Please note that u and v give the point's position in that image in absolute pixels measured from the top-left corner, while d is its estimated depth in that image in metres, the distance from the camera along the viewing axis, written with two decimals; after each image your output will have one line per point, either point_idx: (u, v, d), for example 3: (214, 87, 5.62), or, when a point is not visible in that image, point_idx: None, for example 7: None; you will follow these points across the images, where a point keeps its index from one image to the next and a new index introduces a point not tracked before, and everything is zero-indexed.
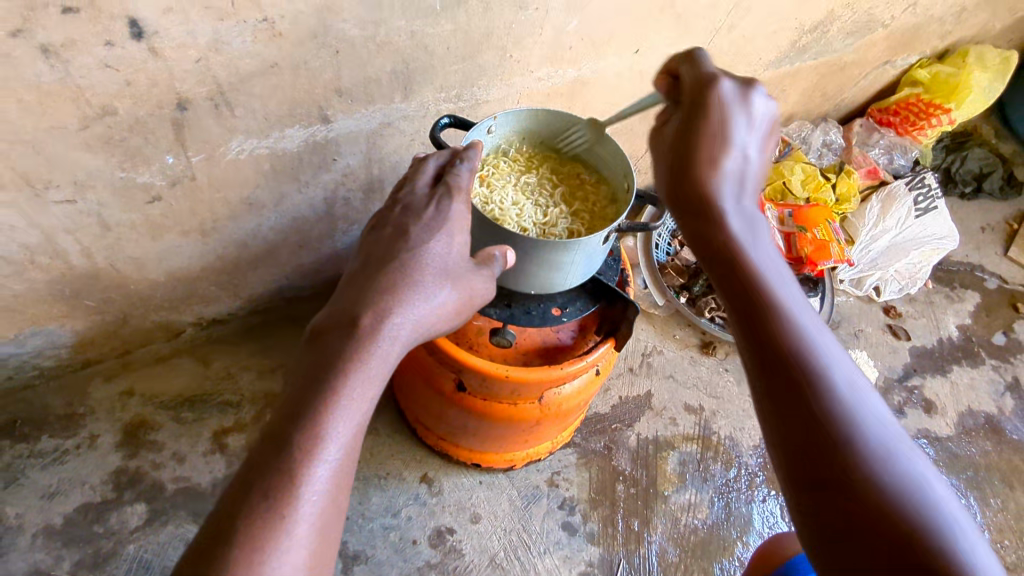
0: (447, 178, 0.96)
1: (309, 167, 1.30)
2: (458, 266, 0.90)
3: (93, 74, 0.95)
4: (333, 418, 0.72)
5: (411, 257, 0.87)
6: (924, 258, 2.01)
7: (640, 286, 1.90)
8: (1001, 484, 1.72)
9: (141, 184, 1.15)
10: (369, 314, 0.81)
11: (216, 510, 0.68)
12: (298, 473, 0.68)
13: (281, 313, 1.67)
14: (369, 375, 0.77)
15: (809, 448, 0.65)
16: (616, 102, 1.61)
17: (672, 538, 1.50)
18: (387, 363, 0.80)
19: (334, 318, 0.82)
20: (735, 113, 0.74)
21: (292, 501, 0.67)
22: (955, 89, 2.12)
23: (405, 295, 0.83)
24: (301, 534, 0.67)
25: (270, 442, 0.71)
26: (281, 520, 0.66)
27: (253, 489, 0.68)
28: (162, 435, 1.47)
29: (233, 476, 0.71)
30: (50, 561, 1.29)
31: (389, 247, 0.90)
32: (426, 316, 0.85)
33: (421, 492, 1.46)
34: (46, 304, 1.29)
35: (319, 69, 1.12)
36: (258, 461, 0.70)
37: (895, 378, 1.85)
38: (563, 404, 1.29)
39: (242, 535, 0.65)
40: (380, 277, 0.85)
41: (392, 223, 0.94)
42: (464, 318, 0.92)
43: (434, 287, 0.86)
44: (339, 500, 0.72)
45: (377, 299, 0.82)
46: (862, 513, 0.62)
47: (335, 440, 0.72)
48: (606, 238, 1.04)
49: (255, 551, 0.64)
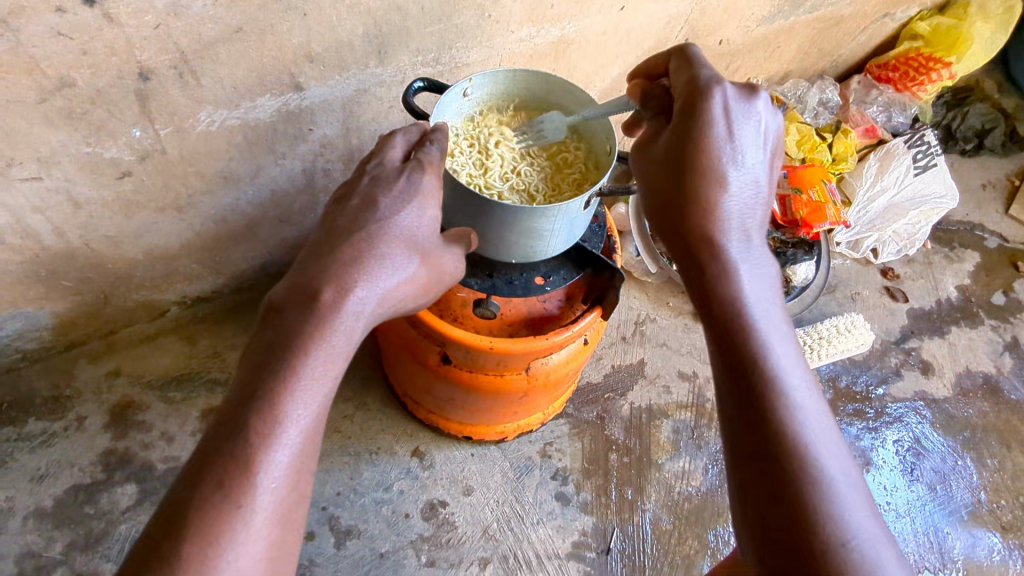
0: (418, 154, 0.91)
1: (285, 137, 1.26)
2: (427, 241, 0.86)
3: (46, 43, 0.90)
4: (291, 402, 0.70)
5: (379, 227, 0.82)
6: (924, 217, 1.96)
7: (631, 253, 1.83)
8: (998, 444, 1.71)
9: (108, 160, 1.11)
10: (331, 288, 0.76)
11: (167, 502, 0.66)
12: (254, 462, 0.66)
13: (266, 290, 1.65)
14: (329, 357, 0.74)
15: (750, 437, 0.71)
16: (603, 63, 1.55)
17: (666, 505, 1.50)
18: (350, 341, 0.77)
19: (293, 291, 0.77)
20: (734, 131, 0.81)
21: (248, 492, 0.65)
22: (957, 40, 2.06)
23: (369, 269, 0.79)
24: (260, 525, 0.65)
25: (223, 430, 0.68)
26: (236, 510, 0.64)
27: (208, 478, 0.65)
28: (151, 415, 1.45)
29: (186, 465, 0.68)
30: (42, 542, 1.29)
31: (355, 215, 0.84)
32: (391, 291, 0.81)
33: (412, 466, 1.45)
34: (22, 286, 1.26)
35: (287, 33, 1.07)
36: (213, 447, 0.67)
37: (892, 341, 1.83)
38: (550, 375, 1.26)
39: (194, 528, 0.63)
40: (342, 249, 0.79)
41: (360, 191, 0.87)
42: (432, 294, 0.89)
43: (402, 262, 0.82)
44: (300, 486, 0.70)
45: (339, 272, 0.77)
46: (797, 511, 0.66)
47: (295, 424, 0.70)
48: (587, 204, 1.01)
49: (209, 543, 0.63)
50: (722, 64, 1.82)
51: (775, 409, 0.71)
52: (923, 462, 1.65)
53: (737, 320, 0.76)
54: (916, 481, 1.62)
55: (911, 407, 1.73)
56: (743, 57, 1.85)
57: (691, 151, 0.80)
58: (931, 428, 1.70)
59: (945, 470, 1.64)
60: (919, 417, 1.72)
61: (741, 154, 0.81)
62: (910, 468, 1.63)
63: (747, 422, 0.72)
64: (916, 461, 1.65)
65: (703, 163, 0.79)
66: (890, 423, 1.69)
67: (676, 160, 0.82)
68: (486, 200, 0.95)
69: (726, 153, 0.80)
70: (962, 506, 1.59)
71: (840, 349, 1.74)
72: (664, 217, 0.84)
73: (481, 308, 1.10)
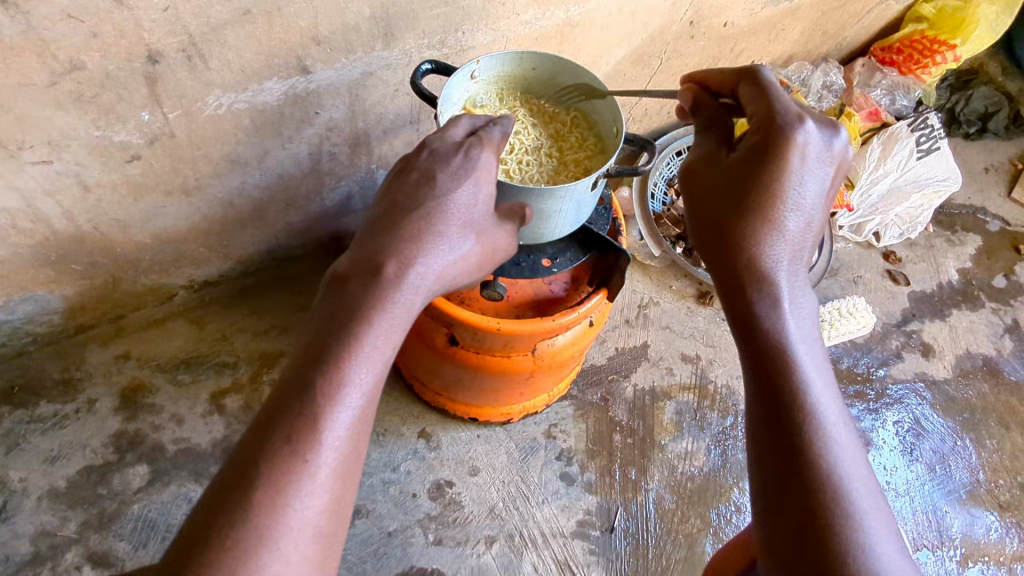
0: (479, 131, 0.89)
1: (291, 121, 1.27)
2: (483, 217, 0.86)
3: (57, 26, 0.91)
4: (355, 366, 0.72)
5: (438, 204, 0.82)
6: (926, 200, 1.98)
7: (635, 237, 1.83)
8: (996, 425, 1.73)
9: (118, 144, 1.12)
10: (393, 262, 0.78)
11: (236, 454, 0.69)
12: (321, 421, 0.69)
13: (272, 274, 1.65)
14: (391, 326, 0.75)
15: (779, 476, 0.75)
16: (608, 46, 1.55)
17: (669, 485, 1.52)
18: (409, 314, 0.78)
19: (357, 263, 0.79)
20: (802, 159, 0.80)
21: (314, 448, 0.68)
22: (962, 23, 2.04)
23: (429, 244, 0.80)
24: (323, 479, 0.68)
25: (291, 390, 0.70)
26: (303, 465, 0.67)
27: (276, 434, 0.68)
28: (161, 398, 1.47)
29: (255, 420, 0.71)
30: (56, 522, 1.31)
31: (414, 191, 0.84)
32: (449, 267, 0.82)
33: (419, 447, 1.47)
34: (33, 269, 1.28)
35: (295, 15, 1.07)
36: (281, 405, 0.70)
37: (893, 324, 1.84)
38: (556, 356, 1.28)
39: (266, 477, 0.65)
40: (403, 225, 0.81)
41: (419, 167, 0.87)
42: (485, 271, 0.90)
43: (458, 240, 0.83)
44: (360, 447, 0.72)
45: (401, 246, 0.79)
46: (819, 546, 0.70)
47: (358, 387, 0.71)
48: (595, 184, 1.01)
49: (278, 493, 0.65)
50: (727, 46, 1.82)
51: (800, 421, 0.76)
52: (923, 443, 1.67)
53: (779, 357, 0.78)
54: (915, 461, 1.64)
55: (911, 388, 1.75)
56: (748, 41, 1.85)
57: (762, 175, 0.80)
58: (931, 409, 1.72)
59: (944, 450, 1.67)
60: (919, 399, 1.73)
61: (796, 185, 0.81)
62: (910, 449, 1.65)
63: (778, 452, 0.76)
64: (916, 442, 1.67)
65: (758, 205, 0.80)
66: (891, 404, 1.71)
67: (737, 181, 0.83)
68: (496, 181, 0.96)
69: (794, 181, 0.80)
70: (960, 486, 1.62)
71: (841, 332, 1.76)
72: (708, 231, 0.86)
73: (487, 290, 1.13)
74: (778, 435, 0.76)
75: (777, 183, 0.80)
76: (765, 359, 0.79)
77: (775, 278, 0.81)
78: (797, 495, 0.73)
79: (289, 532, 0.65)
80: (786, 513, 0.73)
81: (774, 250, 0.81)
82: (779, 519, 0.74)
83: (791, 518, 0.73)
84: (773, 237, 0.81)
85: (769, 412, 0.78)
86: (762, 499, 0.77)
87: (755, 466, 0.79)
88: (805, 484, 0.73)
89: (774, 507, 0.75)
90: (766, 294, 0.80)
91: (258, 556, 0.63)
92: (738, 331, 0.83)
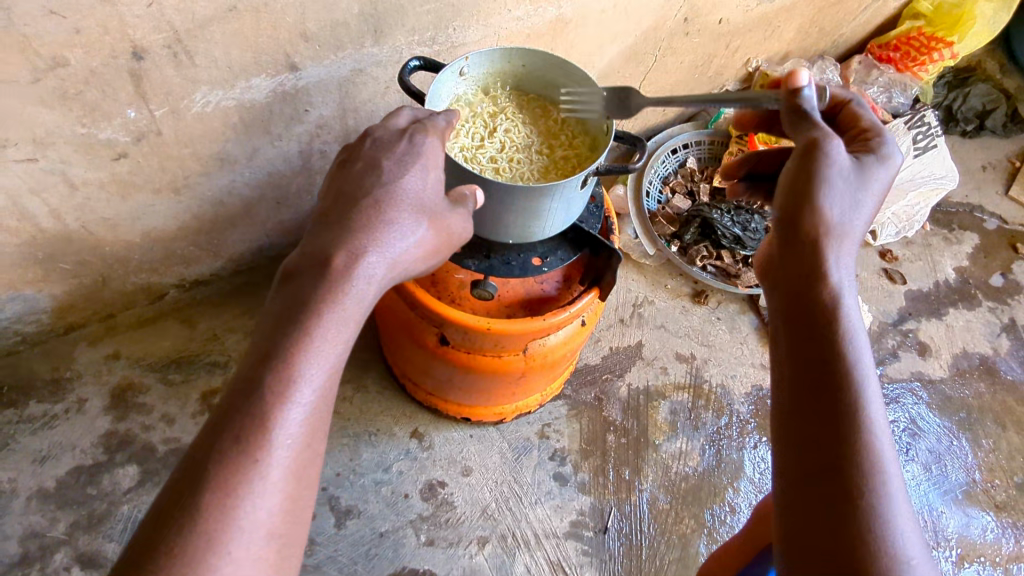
0: (422, 120, 0.91)
1: (281, 119, 1.26)
2: (435, 204, 0.85)
3: (39, 22, 0.90)
4: (304, 362, 0.71)
5: (386, 192, 0.81)
6: (922, 199, 1.96)
7: (629, 236, 1.83)
8: (993, 424, 1.72)
9: (104, 141, 1.10)
10: (342, 252, 0.76)
11: (187, 457, 0.68)
12: (269, 419, 0.67)
13: (265, 273, 1.64)
14: (342, 319, 0.74)
15: (819, 443, 0.72)
16: (601, 43, 1.54)
17: (663, 485, 1.51)
18: (361, 305, 0.77)
19: (306, 257, 0.77)
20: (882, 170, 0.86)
21: (264, 448, 0.67)
22: (960, 19, 2.01)
23: (379, 233, 0.78)
24: (275, 478, 0.67)
25: (240, 390, 0.69)
26: (253, 465, 0.66)
27: (225, 434, 0.67)
28: (151, 397, 1.46)
29: (205, 422, 0.70)
30: (45, 523, 1.30)
31: (359, 180, 0.83)
32: (402, 256, 0.80)
33: (411, 447, 1.46)
34: (20, 268, 1.26)
35: (282, 12, 1.06)
36: (229, 405, 0.69)
37: (889, 323, 1.83)
38: (548, 355, 1.27)
39: (214, 479, 0.65)
40: (351, 215, 0.79)
41: (363, 156, 0.87)
42: (442, 257, 0.89)
43: (410, 226, 0.81)
44: (315, 444, 0.72)
45: (350, 236, 0.77)
46: (851, 511, 0.68)
47: (308, 384, 0.70)
48: (585, 182, 1.00)
49: (227, 495, 0.64)
50: (722, 44, 1.80)
51: (850, 390, 0.73)
52: (918, 443, 1.66)
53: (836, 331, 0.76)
54: (911, 461, 1.63)
55: (908, 388, 1.74)
56: (743, 37, 1.83)
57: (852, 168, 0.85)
58: (927, 409, 1.71)
59: (940, 450, 1.66)
60: (916, 398, 1.72)
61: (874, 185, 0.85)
62: (906, 448, 1.64)
63: (821, 418, 0.73)
64: (911, 441, 1.66)
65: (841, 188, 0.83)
66: (887, 404, 1.70)
67: None
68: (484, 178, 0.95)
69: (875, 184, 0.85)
70: (956, 486, 1.61)
71: None
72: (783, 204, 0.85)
73: (478, 289, 1.11)
74: (824, 401, 0.73)
75: (867, 177, 0.85)
76: (823, 330, 0.76)
77: (841, 253, 0.81)
78: (836, 463, 0.70)
79: (240, 533, 0.64)
80: (822, 480, 0.71)
81: (846, 232, 0.82)
82: (813, 484, 0.71)
83: (827, 485, 0.70)
84: (848, 217, 0.82)
85: (817, 378, 0.75)
86: (795, 464, 0.74)
87: (790, 434, 0.76)
88: (847, 453, 0.70)
89: (810, 471, 0.72)
90: (831, 267, 0.79)
91: (210, 558, 0.62)
92: (795, 296, 0.81)
